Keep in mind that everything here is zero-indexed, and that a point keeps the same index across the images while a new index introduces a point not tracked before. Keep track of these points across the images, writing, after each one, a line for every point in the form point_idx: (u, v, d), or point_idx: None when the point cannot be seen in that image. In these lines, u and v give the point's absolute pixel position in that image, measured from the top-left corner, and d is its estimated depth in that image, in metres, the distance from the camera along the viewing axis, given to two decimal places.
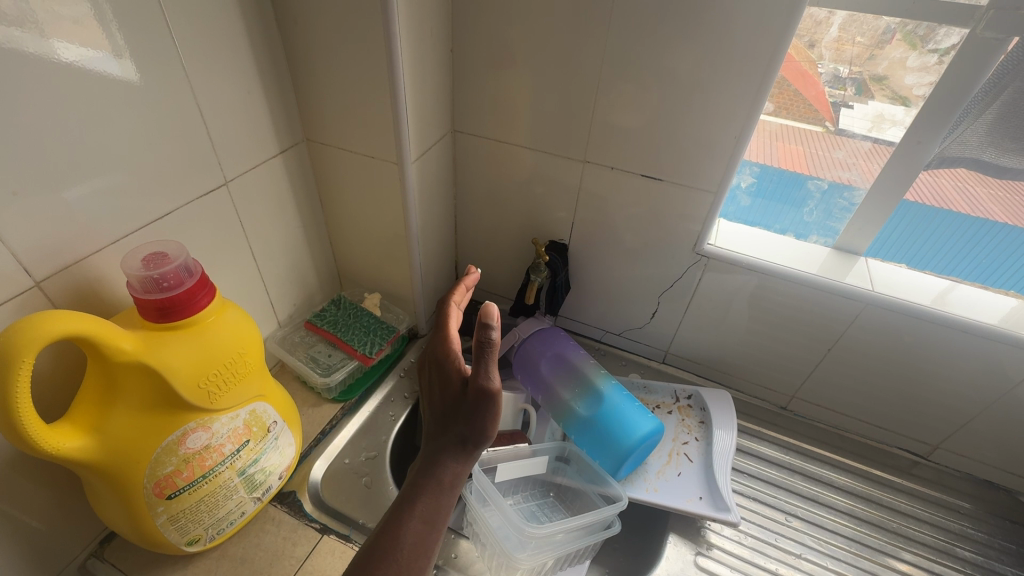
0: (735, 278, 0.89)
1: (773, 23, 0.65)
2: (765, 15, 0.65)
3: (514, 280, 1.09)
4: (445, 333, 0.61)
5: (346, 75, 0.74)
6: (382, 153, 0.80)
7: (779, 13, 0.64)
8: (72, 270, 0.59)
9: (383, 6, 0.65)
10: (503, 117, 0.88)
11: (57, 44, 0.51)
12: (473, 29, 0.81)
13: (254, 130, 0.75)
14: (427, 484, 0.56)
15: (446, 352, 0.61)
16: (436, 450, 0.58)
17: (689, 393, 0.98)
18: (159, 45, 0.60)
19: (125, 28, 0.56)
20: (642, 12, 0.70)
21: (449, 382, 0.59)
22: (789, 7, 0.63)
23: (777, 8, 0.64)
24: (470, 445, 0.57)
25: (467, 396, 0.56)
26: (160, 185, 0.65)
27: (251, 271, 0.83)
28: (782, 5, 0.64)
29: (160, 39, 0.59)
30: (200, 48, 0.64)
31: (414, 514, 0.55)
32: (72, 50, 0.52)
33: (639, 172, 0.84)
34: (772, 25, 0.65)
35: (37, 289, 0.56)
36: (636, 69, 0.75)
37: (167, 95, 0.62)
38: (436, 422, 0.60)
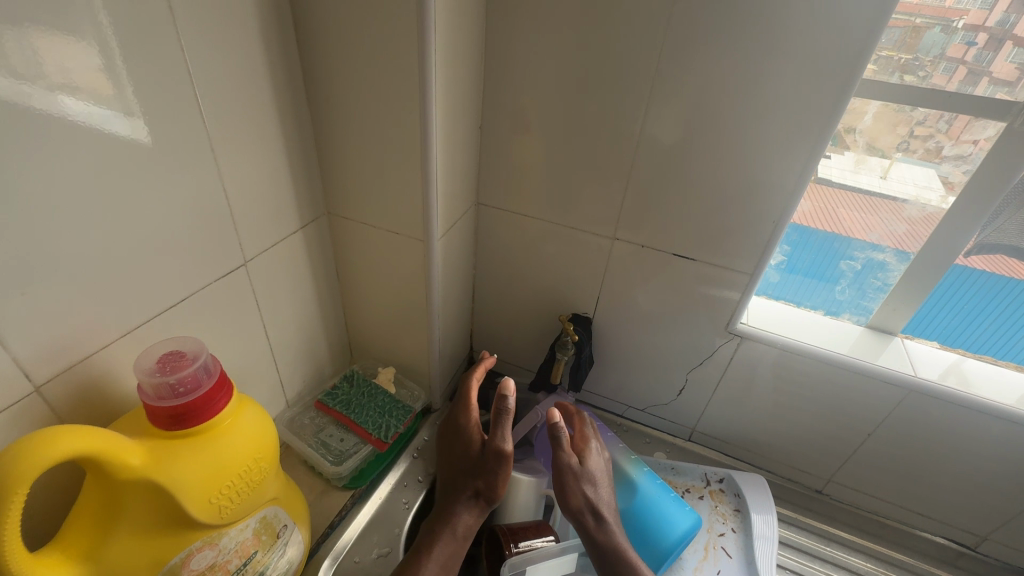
0: (767, 358, 0.86)
1: (812, 117, 0.65)
2: (804, 109, 0.65)
3: (534, 352, 1.05)
4: (468, 405, 0.81)
5: (375, 153, 0.72)
6: (407, 229, 0.78)
7: (817, 107, 0.65)
8: (81, 366, 0.54)
9: (421, 96, 0.64)
10: (529, 192, 0.87)
11: (66, 99, 0.46)
12: (503, 107, 0.81)
13: (277, 207, 0.72)
14: (446, 532, 0.71)
15: (466, 420, 0.80)
16: (454, 502, 0.74)
17: (722, 476, 0.92)
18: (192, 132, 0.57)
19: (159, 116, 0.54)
20: (677, 102, 0.70)
21: (469, 444, 0.78)
22: (829, 104, 0.64)
23: (816, 103, 0.64)
24: (484, 498, 0.75)
25: (486, 459, 0.74)
26: (182, 270, 0.62)
27: (264, 350, 0.78)
28: (820, 102, 0.64)
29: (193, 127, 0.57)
30: (230, 134, 0.62)
31: (435, 555, 0.69)
32: (82, 106, 0.47)
33: (669, 251, 0.83)
34: (810, 119, 0.65)
35: (36, 394, 0.51)
36: (669, 155, 0.75)
37: (198, 181, 0.60)
38: (452, 477, 0.78)
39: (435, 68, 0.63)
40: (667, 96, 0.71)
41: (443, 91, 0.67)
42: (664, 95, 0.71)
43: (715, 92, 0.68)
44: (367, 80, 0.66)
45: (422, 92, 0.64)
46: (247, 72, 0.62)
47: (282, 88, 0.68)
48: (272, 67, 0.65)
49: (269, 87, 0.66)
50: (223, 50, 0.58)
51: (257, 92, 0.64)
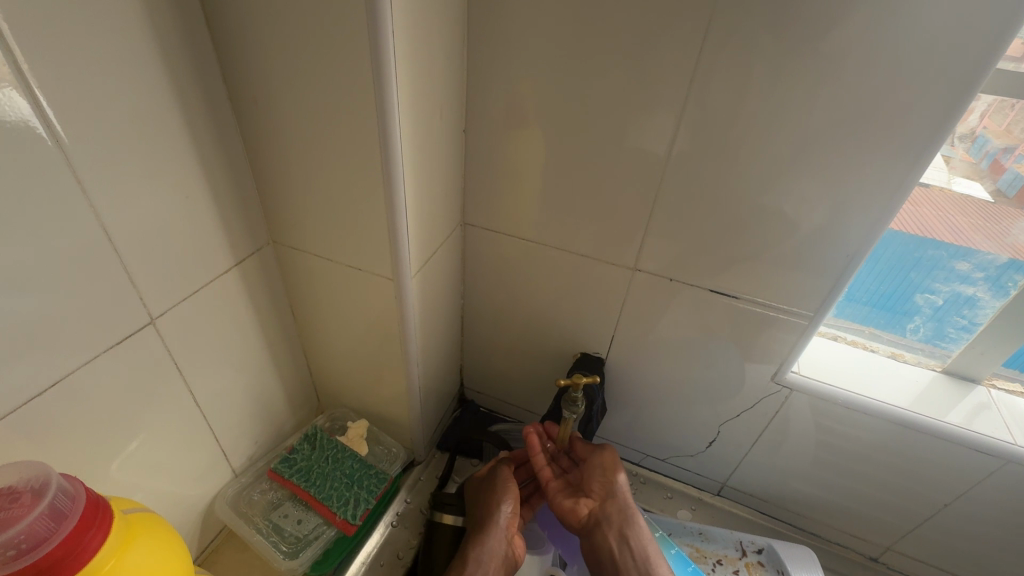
0: (819, 414, 0.72)
1: (903, 146, 0.51)
2: (893, 135, 0.51)
3: (537, 392, 0.91)
4: (482, 475, 0.75)
5: (324, 170, 0.55)
6: (374, 267, 0.61)
7: (911, 132, 0.50)
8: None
9: (382, 117, 0.48)
10: (527, 212, 0.71)
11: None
12: (493, 105, 0.64)
13: (202, 245, 0.56)
14: None
15: (475, 489, 0.73)
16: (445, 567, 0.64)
17: (760, 546, 0.77)
18: (71, 175, 0.42)
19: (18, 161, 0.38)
20: (719, 116, 0.55)
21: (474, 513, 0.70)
22: (929, 128, 0.50)
23: (912, 130, 0.50)
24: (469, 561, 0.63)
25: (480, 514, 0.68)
26: (72, 353, 0.47)
27: (196, 419, 0.62)
28: (917, 125, 0.50)
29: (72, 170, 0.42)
30: (134, 171, 0.47)
31: None
32: (15, 100, 0.37)
33: (703, 287, 0.68)
34: (902, 147, 0.51)
35: None
36: (706, 180, 0.59)
37: (86, 238, 0.44)
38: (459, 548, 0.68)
39: (400, 80, 0.48)
40: (707, 108, 0.55)
41: (413, 108, 0.51)
42: (702, 107, 0.55)
43: (772, 106, 0.53)
44: (312, 94, 0.50)
45: (383, 113, 0.48)
46: (151, 88, 0.46)
47: (208, 103, 0.52)
48: (191, 78, 0.49)
49: (188, 105, 0.50)
50: (108, 63, 0.42)
51: (171, 113, 0.48)
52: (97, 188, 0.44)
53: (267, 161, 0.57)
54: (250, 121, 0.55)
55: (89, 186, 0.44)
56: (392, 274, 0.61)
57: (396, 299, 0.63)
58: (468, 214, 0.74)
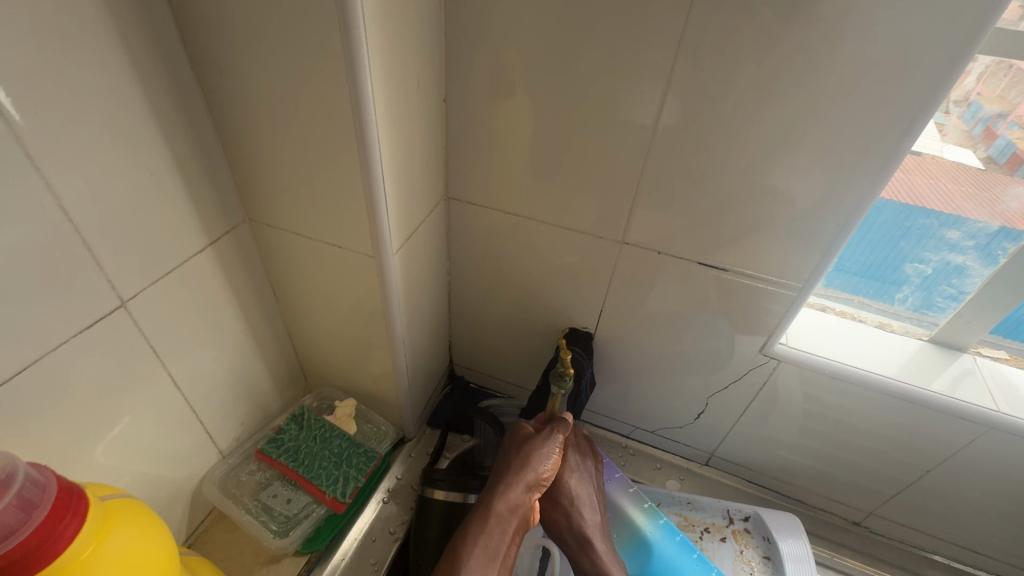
0: (808, 384, 0.72)
1: (895, 111, 0.49)
2: (888, 98, 0.49)
3: (526, 367, 0.90)
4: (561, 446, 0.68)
5: (297, 143, 0.52)
6: (354, 245, 0.60)
7: (909, 95, 0.48)
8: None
9: (353, 87, 0.45)
10: (512, 185, 0.69)
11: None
12: (474, 72, 0.61)
13: (172, 223, 0.53)
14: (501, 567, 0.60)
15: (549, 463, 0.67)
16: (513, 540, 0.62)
17: (747, 514, 0.78)
18: (20, 153, 0.39)
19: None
20: (709, 82, 0.53)
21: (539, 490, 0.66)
22: (924, 92, 0.48)
23: (907, 92, 0.48)
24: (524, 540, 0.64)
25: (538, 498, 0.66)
26: (38, 338, 0.45)
27: (178, 402, 0.61)
28: (911, 90, 0.48)
29: (22, 146, 0.39)
30: (91, 146, 0.44)
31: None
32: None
33: (692, 260, 0.67)
34: (895, 111, 0.49)
35: None
36: (697, 150, 0.57)
37: (43, 218, 0.42)
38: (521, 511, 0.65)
39: (371, 46, 0.45)
40: (697, 74, 0.52)
41: (388, 77, 0.49)
42: (692, 73, 0.53)
43: (765, 72, 0.50)
44: (279, 63, 0.47)
45: (354, 82, 0.45)
46: (105, 56, 0.43)
47: (169, 72, 0.49)
48: (148, 44, 0.46)
49: (148, 73, 0.47)
50: (53, 28, 0.39)
51: (131, 83, 0.45)
52: (51, 165, 0.42)
53: (236, 134, 0.55)
54: (216, 91, 0.52)
55: (44, 164, 0.41)
56: (374, 253, 0.59)
57: (379, 278, 0.62)
58: (452, 188, 0.72)
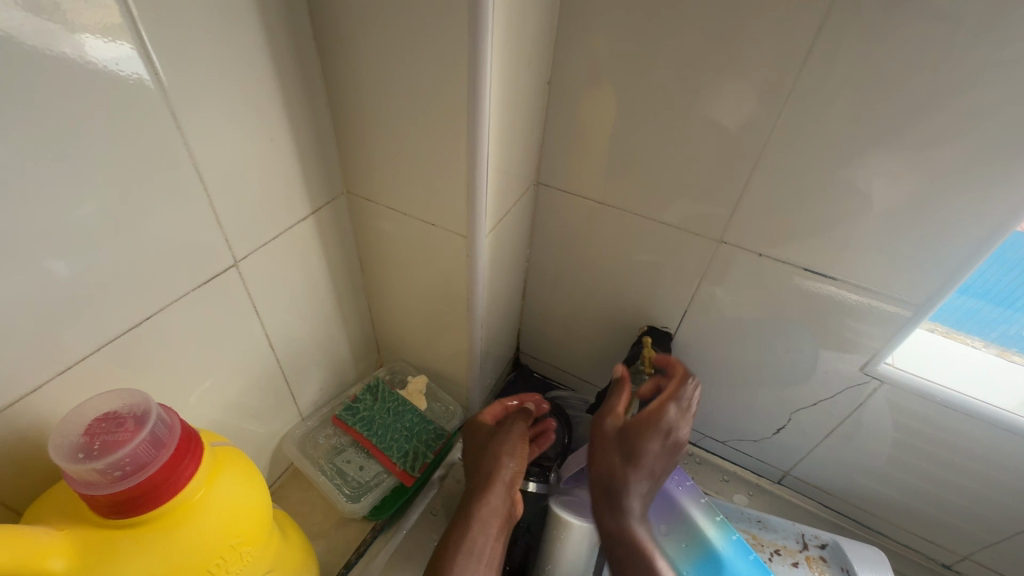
0: (910, 411, 0.66)
1: None
2: None
3: (595, 362, 0.88)
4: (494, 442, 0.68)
5: (405, 119, 0.53)
6: (447, 224, 0.60)
7: None
8: (16, 418, 0.41)
9: (472, 65, 0.45)
10: (606, 174, 0.66)
11: (91, 40, 0.35)
12: (582, 54, 0.58)
13: (281, 191, 0.55)
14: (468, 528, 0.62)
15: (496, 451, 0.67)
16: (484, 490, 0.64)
17: (824, 540, 0.73)
18: (168, 117, 0.42)
19: (106, 93, 0.38)
20: (849, 76, 0.47)
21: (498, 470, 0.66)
22: None
23: None
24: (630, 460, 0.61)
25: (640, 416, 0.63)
26: (164, 289, 0.48)
27: (267, 363, 0.64)
28: None
29: (166, 105, 0.41)
30: (221, 112, 0.46)
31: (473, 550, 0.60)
32: (110, 46, 0.37)
33: (796, 267, 0.62)
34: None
35: None
36: (822, 149, 0.52)
37: (178, 176, 0.45)
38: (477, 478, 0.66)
39: (494, 22, 0.43)
40: (833, 66, 0.48)
41: (504, 55, 0.47)
42: (827, 66, 0.48)
43: (922, 65, 0.45)
44: (398, 37, 0.47)
45: (474, 59, 0.44)
46: (236, 23, 0.44)
47: (290, 41, 0.49)
48: (274, 13, 0.47)
49: (272, 42, 0.48)
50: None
51: (257, 51, 0.47)
52: (190, 128, 0.44)
53: (347, 106, 0.55)
54: (333, 64, 0.53)
55: (182, 122, 0.43)
56: (466, 233, 0.59)
57: (468, 259, 0.62)
58: (544, 174, 0.71)
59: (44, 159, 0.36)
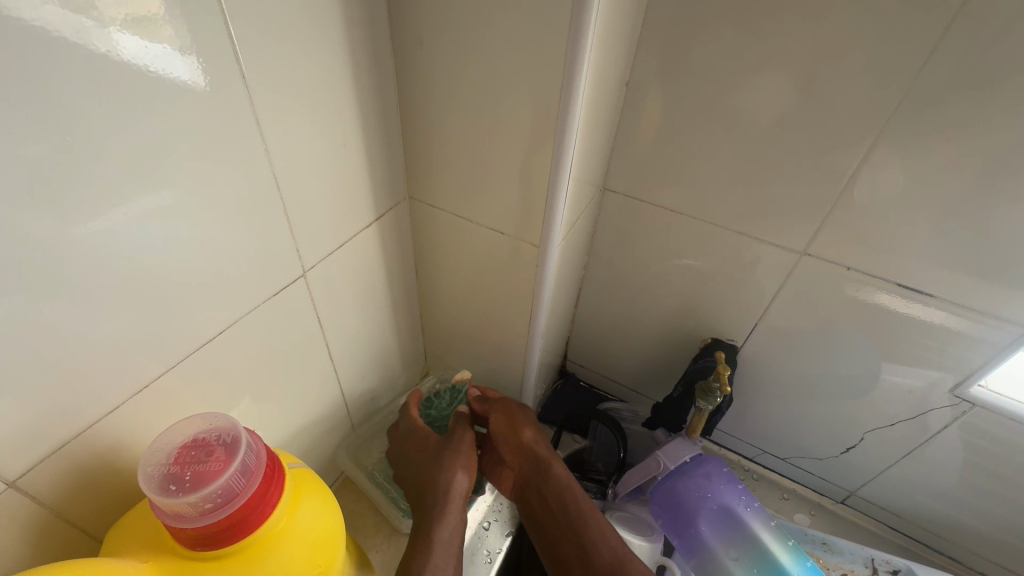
0: (1002, 436, 0.62)
1: None
2: None
3: (649, 373, 0.85)
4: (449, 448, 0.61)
5: (483, 124, 0.50)
6: (517, 233, 0.57)
7: None
8: (94, 441, 0.39)
9: (568, 68, 0.42)
10: (680, 181, 0.63)
11: (114, 32, 0.30)
12: (664, 55, 0.55)
13: (348, 199, 0.53)
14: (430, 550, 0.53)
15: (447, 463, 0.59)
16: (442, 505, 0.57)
17: (896, 567, 0.70)
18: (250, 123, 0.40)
19: (194, 99, 0.35)
20: (975, 80, 0.44)
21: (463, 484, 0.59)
22: None
23: None
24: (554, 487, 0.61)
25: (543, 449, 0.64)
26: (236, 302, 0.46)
27: (325, 374, 0.62)
28: None
29: (249, 114, 0.39)
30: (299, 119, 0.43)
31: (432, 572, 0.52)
32: (134, 40, 0.31)
33: (889, 282, 0.57)
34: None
35: (16, 493, 0.35)
36: (931, 159, 0.49)
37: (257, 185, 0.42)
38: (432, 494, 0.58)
39: (594, 24, 0.40)
40: (956, 69, 0.44)
41: (597, 57, 0.44)
42: (949, 70, 0.44)
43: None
44: (485, 38, 0.44)
45: (570, 62, 0.41)
46: (318, 27, 0.41)
47: (367, 42, 0.47)
48: (354, 15, 0.44)
49: (351, 44, 0.45)
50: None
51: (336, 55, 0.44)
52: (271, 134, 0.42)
53: (419, 110, 0.53)
54: (408, 66, 0.50)
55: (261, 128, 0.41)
56: (538, 243, 0.56)
57: (536, 271, 0.59)
58: (610, 180, 0.67)
59: (133, 170, 0.34)
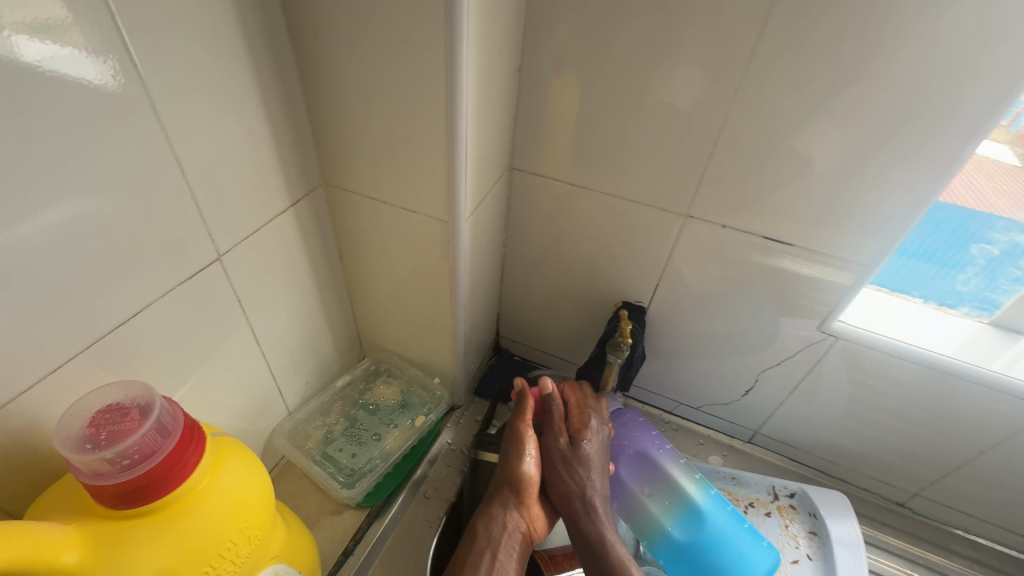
0: (863, 363, 0.72)
1: (984, 85, 0.48)
2: (983, 75, 0.48)
3: (574, 340, 0.92)
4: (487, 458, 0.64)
5: (382, 108, 0.54)
6: (427, 209, 0.61)
7: (1001, 71, 0.47)
8: (7, 420, 0.41)
9: (449, 53, 0.46)
10: (577, 157, 0.69)
11: (19, 41, 0.33)
12: (549, 40, 0.61)
13: (259, 183, 0.55)
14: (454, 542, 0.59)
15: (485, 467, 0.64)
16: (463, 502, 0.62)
17: (792, 490, 0.79)
18: (149, 109, 0.42)
19: (87, 86, 0.38)
20: (796, 54, 0.52)
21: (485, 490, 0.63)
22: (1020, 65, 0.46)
23: (1004, 66, 0.47)
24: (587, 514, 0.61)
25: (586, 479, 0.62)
26: (147, 285, 0.48)
27: (253, 358, 0.64)
28: (1011, 61, 0.46)
29: (148, 102, 0.42)
30: (201, 107, 0.46)
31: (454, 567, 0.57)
32: (40, 45, 0.34)
33: (756, 235, 0.66)
34: (988, 91, 0.48)
35: None
36: (773, 125, 0.57)
37: (159, 170, 0.45)
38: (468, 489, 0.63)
39: (469, 10, 0.45)
40: (781, 46, 0.52)
41: (479, 42, 0.49)
42: (776, 46, 0.52)
43: (858, 45, 0.50)
44: (373, 26, 0.48)
45: (451, 48, 0.46)
46: (213, 18, 0.44)
47: (264, 34, 0.50)
48: (248, 7, 0.47)
49: (248, 35, 0.48)
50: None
51: (234, 44, 0.47)
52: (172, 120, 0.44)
53: (322, 98, 0.56)
54: (308, 55, 0.53)
55: (161, 115, 0.43)
56: (447, 218, 0.61)
57: (449, 245, 0.63)
58: (517, 160, 0.73)
59: (27, 153, 0.36)
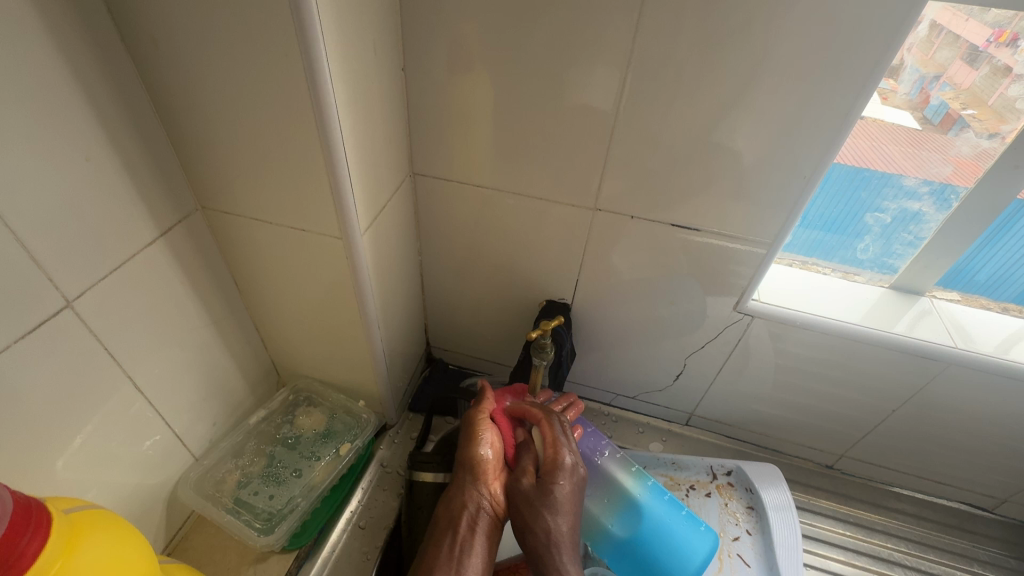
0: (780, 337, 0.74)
1: (852, 60, 0.49)
2: (850, 51, 0.49)
3: (505, 343, 0.89)
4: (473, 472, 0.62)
5: (248, 121, 0.49)
6: (318, 226, 0.56)
7: (865, 46, 0.48)
8: None
9: (308, 58, 0.42)
10: (479, 157, 0.66)
11: None
12: (431, 38, 0.58)
13: (114, 215, 0.49)
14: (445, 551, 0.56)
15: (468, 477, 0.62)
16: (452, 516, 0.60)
17: (729, 468, 0.81)
18: None
19: None
20: (676, 40, 0.52)
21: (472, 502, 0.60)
22: (881, 40, 0.48)
23: (867, 41, 0.48)
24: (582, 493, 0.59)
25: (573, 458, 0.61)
26: None
27: (139, 407, 0.58)
28: (872, 36, 0.48)
29: None
30: (15, 135, 0.40)
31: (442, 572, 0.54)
32: None
33: (665, 221, 0.66)
34: (857, 65, 0.50)
35: None
36: (664, 112, 0.57)
37: None
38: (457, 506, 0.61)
39: (323, 12, 0.41)
40: (660, 32, 0.52)
41: (344, 44, 0.46)
42: (655, 32, 0.52)
43: (734, 26, 0.50)
44: (220, 33, 0.43)
45: (308, 52, 0.42)
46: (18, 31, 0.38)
47: (96, 46, 0.44)
48: (69, 16, 0.42)
49: (73, 48, 0.42)
50: None
51: (55, 59, 0.41)
52: None
53: (180, 114, 0.51)
54: (153, 68, 0.47)
55: None
56: (341, 234, 0.56)
57: (349, 261, 0.59)
58: (418, 164, 0.69)
59: None
